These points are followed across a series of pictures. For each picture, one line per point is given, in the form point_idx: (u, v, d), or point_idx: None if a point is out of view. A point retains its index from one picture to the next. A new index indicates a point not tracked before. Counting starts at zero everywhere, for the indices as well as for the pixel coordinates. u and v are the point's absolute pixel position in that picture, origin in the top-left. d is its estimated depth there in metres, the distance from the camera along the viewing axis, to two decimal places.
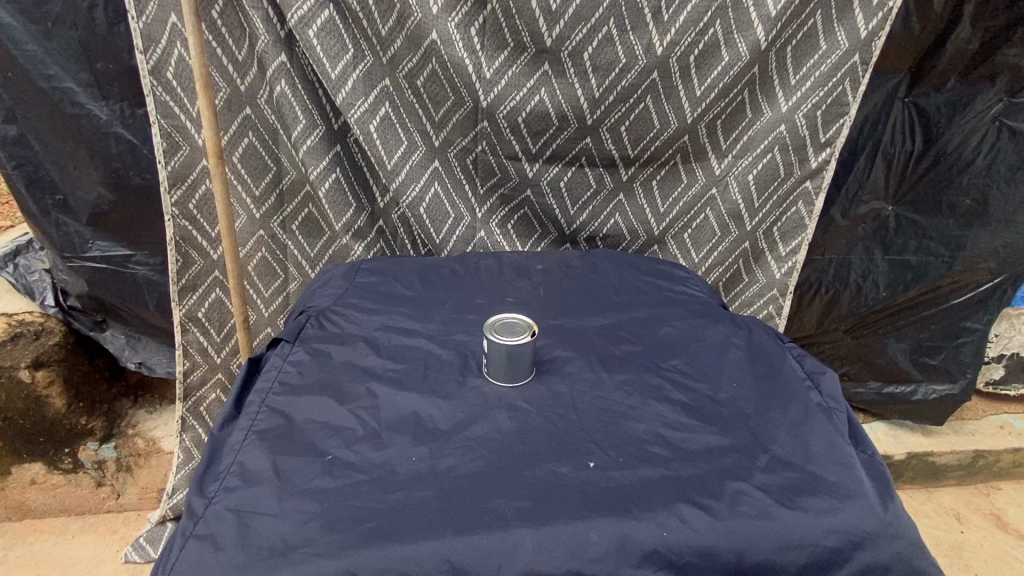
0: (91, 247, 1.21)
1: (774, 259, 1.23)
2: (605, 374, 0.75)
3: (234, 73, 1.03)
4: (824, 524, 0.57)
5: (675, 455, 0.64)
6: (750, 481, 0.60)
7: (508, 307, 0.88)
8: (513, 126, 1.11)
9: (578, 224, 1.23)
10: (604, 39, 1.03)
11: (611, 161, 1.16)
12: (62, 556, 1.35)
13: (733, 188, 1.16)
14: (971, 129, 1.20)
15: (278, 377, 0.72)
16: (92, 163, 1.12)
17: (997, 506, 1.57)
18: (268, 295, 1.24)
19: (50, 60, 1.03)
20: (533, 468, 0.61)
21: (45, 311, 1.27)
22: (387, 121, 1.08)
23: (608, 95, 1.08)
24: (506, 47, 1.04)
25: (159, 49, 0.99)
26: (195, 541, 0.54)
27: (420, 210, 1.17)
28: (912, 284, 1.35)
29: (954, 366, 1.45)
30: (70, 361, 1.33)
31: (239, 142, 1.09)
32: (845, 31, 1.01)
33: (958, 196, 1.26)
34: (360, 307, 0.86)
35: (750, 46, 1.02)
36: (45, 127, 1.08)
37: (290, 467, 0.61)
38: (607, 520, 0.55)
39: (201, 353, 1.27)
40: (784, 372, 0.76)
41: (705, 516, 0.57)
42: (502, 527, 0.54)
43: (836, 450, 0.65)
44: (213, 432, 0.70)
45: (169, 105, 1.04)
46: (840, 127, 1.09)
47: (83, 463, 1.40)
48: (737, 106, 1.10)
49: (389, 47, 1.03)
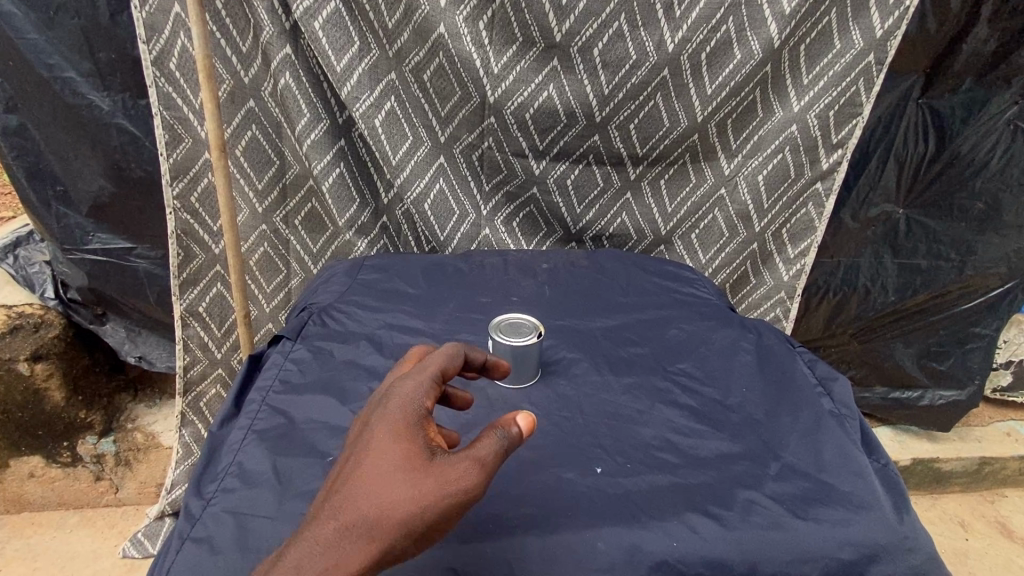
0: (91, 240, 1.19)
1: (782, 261, 1.21)
2: (612, 377, 0.74)
3: (238, 64, 1.02)
4: (839, 536, 0.55)
5: (683, 462, 0.62)
6: (761, 490, 0.59)
7: (513, 307, 0.87)
8: (520, 122, 1.09)
9: (584, 224, 1.21)
10: (614, 34, 1.01)
11: (620, 159, 1.14)
12: (61, 551, 1.34)
13: (742, 188, 1.15)
14: (985, 132, 1.18)
15: (278, 375, 0.71)
16: (93, 155, 1.11)
17: (1002, 514, 1.56)
18: (270, 290, 1.22)
19: (51, 49, 1.02)
20: (540, 472, 0.60)
21: (45, 303, 1.26)
22: (393, 116, 1.07)
23: (618, 92, 1.06)
24: (515, 43, 1.02)
25: (162, 39, 0.98)
26: (192, 543, 0.53)
27: (424, 207, 1.16)
28: (921, 288, 1.34)
29: (962, 373, 1.43)
30: (69, 354, 1.32)
31: (241, 135, 1.07)
32: (860, 30, 0.99)
33: (970, 201, 1.24)
34: (362, 304, 0.84)
35: (762, 44, 1.00)
36: (45, 117, 1.07)
37: (290, 469, 0.59)
38: (615, 529, 0.54)
39: (201, 348, 1.26)
40: (794, 377, 0.74)
41: (715, 525, 0.55)
42: (507, 534, 0.53)
43: (849, 460, 0.63)
44: (212, 430, 0.68)
45: (172, 96, 1.02)
46: (853, 128, 1.07)
47: (81, 457, 1.39)
48: (749, 106, 1.08)
49: (394, 40, 1.01)
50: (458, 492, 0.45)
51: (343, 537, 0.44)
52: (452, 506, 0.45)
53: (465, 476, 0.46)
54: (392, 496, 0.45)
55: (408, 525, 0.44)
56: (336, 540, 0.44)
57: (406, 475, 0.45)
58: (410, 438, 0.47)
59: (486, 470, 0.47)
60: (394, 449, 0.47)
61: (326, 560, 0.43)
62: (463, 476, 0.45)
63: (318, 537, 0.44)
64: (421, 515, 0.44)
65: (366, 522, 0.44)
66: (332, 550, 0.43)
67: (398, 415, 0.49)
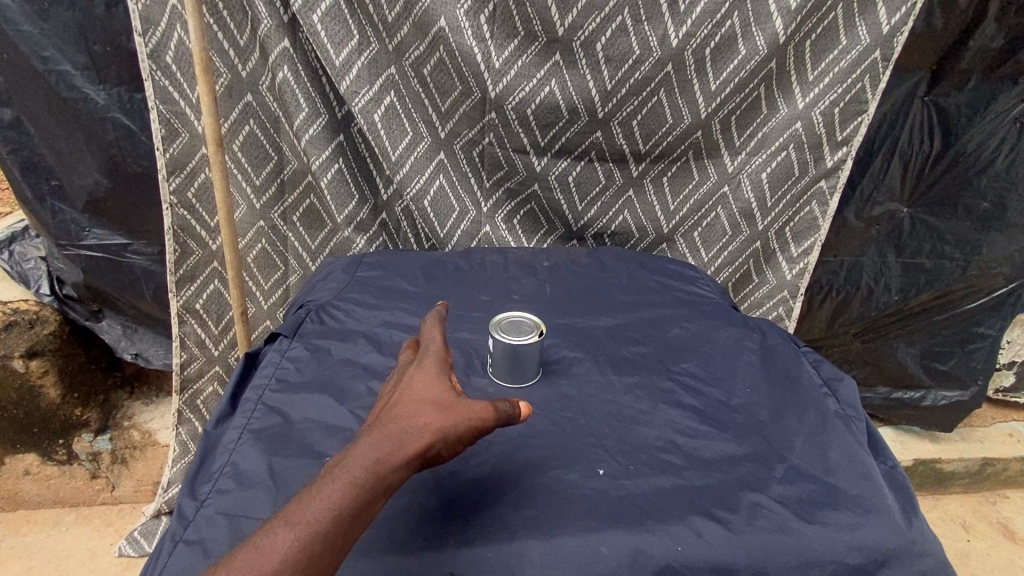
0: (87, 235, 1.18)
1: (785, 259, 1.20)
2: (614, 376, 0.72)
3: (235, 57, 1.00)
4: (846, 540, 0.54)
5: (687, 463, 0.61)
6: (767, 493, 0.58)
7: (514, 306, 0.85)
8: (521, 118, 1.08)
9: (586, 221, 1.20)
10: (618, 29, 1.00)
11: (622, 156, 1.12)
12: (56, 549, 1.33)
13: (745, 185, 1.13)
14: (991, 130, 1.17)
15: (275, 373, 0.70)
16: (88, 149, 1.09)
17: (1004, 515, 1.55)
18: (268, 287, 1.21)
19: (46, 41, 1.00)
20: (541, 474, 0.59)
21: (40, 300, 1.24)
22: (392, 111, 1.05)
23: (621, 87, 1.05)
24: (517, 37, 1.00)
25: (158, 31, 0.96)
26: (185, 546, 0.52)
27: (424, 204, 1.14)
28: (925, 287, 1.32)
29: (965, 373, 1.42)
30: (65, 351, 1.30)
31: (239, 129, 1.06)
32: (866, 26, 0.98)
33: (976, 200, 1.23)
34: (360, 302, 0.83)
35: (768, 39, 0.99)
36: (40, 111, 1.05)
37: (286, 469, 0.58)
38: (619, 533, 0.53)
39: (198, 345, 1.25)
40: (800, 378, 0.73)
41: (721, 529, 0.54)
42: (508, 538, 0.52)
43: (856, 462, 0.62)
44: (207, 429, 0.67)
45: (168, 89, 1.00)
46: (858, 125, 1.06)
47: (77, 455, 1.38)
48: (753, 102, 1.06)
49: (394, 34, 1.00)
50: (482, 419, 0.55)
51: (401, 431, 0.52)
52: (478, 429, 0.55)
53: (489, 409, 0.56)
54: (436, 411, 0.54)
55: (448, 432, 0.53)
56: (395, 432, 0.52)
57: (440, 400, 0.55)
58: (443, 380, 0.58)
59: (501, 416, 0.57)
60: (435, 383, 0.57)
61: (388, 446, 0.51)
62: (488, 408, 0.56)
63: (380, 431, 0.52)
64: (458, 427, 0.54)
65: (419, 422, 0.53)
66: (393, 439, 0.51)
67: (434, 365, 0.60)
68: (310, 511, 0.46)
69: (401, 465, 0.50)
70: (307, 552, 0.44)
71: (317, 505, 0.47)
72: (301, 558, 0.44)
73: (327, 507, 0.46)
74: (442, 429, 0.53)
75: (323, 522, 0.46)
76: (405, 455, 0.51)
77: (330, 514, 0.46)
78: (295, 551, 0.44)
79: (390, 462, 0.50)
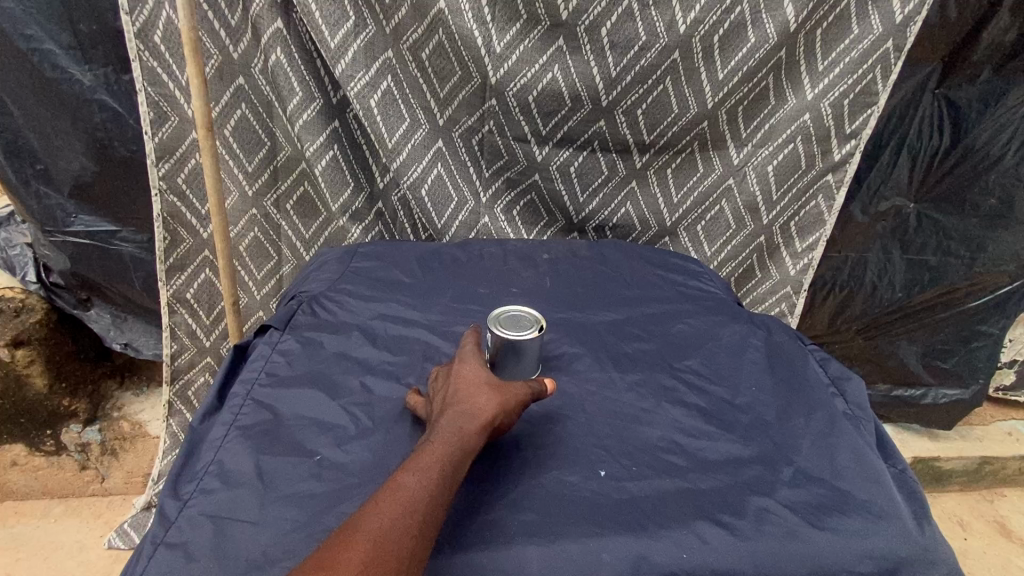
0: (74, 221, 1.15)
1: (790, 255, 1.18)
2: (616, 374, 0.70)
3: (226, 38, 0.96)
4: (858, 548, 0.52)
5: (692, 465, 0.59)
6: (775, 497, 0.56)
7: (513, 299, 0.83)
8: (522, 105, 1.05)
9: (587, 213, 1.17)
10: (624, 14, 0.96)
11: (625, 147, 1.10)
12: (44, 540, 1.29)
13: (751, 179, 1.11)
14: (1002, 125, 1.14)
15: (264, 367, 0.67)
16: (74, 132, 1.06)
17: (1000, 514, 1.54)
18: (261, 277, 1.18)
19: (29, 18, 0.97)
20: (540, 475, 0.56)
21: (26, 288, 1.21)
22: (389, 96, 1.02)
23: (625, 75, 1.02)
24: (519, 20, 0.97)
25: (146, 9, 0.93)
26: (166, 549, 0.49)
27: (421, 193, 1.12)
28: (929, 285, 1.30)
29: (967, 371, 1.40)
30: (51, 340, 1.27)
31: (231, 114, 1.03)
32: (879, 14, 0.95)
33: (983, 196, 1.21)
34: (355, 293, 0.80)
35: (778, 27, 0.96)
36: (24, 93, 1.02)
37: (274, 469, 0.56)
38: (621, 539, 0.50)
39: (189, 336, 1.22)
40: (807, 377, 0.71)
41: (727, 534, 0.52)
42: (505, 543, 0.50)
43: (865, 466, 0.60)
44: (192, 425, 0.64)
45: (157, 71, 0.97)
46: (868, 117, 1.04)
47: (65, 446, 1.36)
48: (760, 93, 1.03)
49: (392, 16, 0.96)
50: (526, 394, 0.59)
51: (475, 402, 0.55)
52: (526, 403, 0.58)
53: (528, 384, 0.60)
54: (495, 388, 0.57)
55: (509, 404, 0.56)
56: (470, 404, 0.55)
57: (492, 378, 0.58)
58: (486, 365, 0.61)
59: (536, 392, 0.60)
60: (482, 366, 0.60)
61: (466, 416, 0.53)
62: (530, 386, 0.60)
63: (454, 406, 0.55)
64: (515, 400, 0.57)
65: (485, 395, 0.56)
66: (471, 410, 0.54)
67: (474, 350, 0.62)
68: (423, 464, 0.49)
69: (482, 432, 0.53)
70: (431, 497, 0.47)
71: (428, 460, 0.49)
72: (427, 501, 0.46)
73: (438, 460, 0.49)
74: (505, 402, 0.56)
75: (438, 472, 0.48)
76: (486, 421, 0.54)
77: (441, 466, 0.49)
78: (421, 495, 0.46)
79: (475, 427, 0.53)
